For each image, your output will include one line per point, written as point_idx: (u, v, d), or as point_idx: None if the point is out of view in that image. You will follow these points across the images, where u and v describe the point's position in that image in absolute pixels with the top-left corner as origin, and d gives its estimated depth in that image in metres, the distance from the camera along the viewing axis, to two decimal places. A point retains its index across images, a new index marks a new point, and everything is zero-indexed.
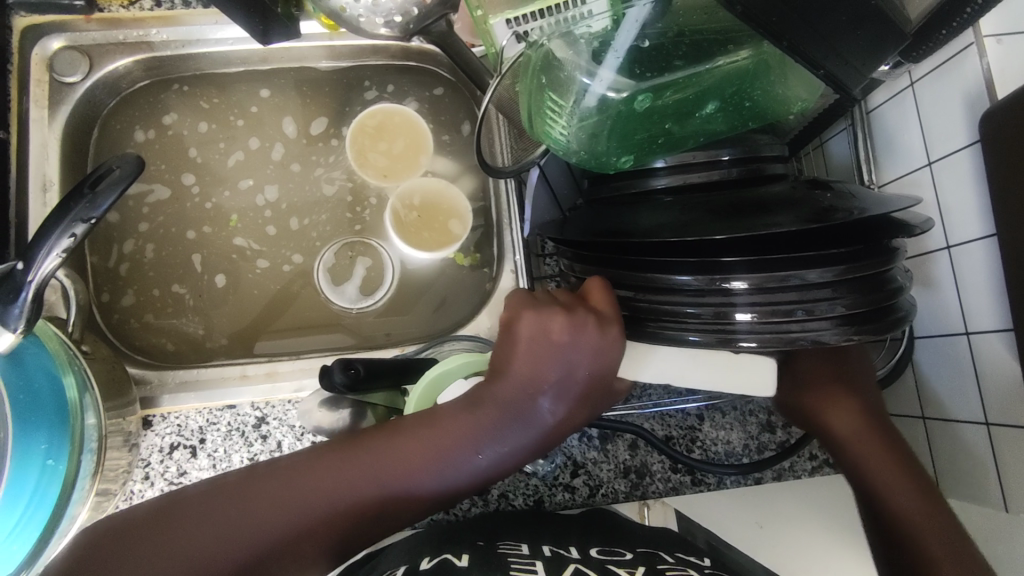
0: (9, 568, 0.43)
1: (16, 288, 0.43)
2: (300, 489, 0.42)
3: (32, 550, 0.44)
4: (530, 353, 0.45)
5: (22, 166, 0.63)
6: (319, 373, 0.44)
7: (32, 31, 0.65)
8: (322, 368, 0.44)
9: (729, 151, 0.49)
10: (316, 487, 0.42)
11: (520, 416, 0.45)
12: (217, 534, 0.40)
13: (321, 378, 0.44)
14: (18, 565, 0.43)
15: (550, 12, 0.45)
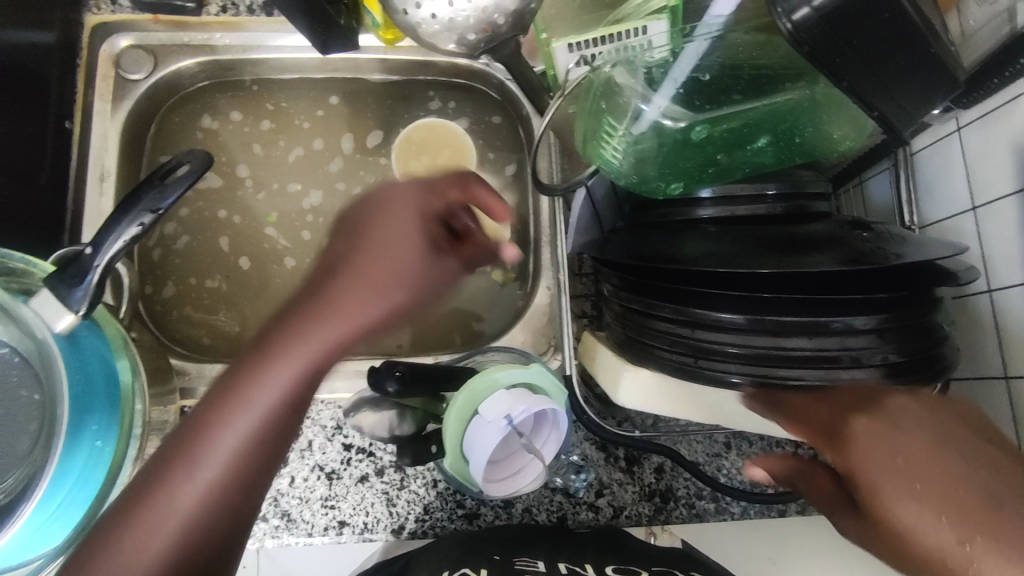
0: (51, 547, 0.44)
1: (83, 271, 0.45)
2: (218, 453, 0.37)
3: (76, 530, 0.44)
4: (380, 226, 0.42)
5: (82, 156, 0.65)
6: (369, 376, 0.47)
7: (102, 29, 0.68)
8: (373, 369, 0.47)
9: (773, 187, 0.50)
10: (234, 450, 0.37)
11: (372, 270, 0.40)
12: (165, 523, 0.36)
13: (370, 380, 0.47)
14: (60, 545, 0.44)
15: (613, 38, 0.48)
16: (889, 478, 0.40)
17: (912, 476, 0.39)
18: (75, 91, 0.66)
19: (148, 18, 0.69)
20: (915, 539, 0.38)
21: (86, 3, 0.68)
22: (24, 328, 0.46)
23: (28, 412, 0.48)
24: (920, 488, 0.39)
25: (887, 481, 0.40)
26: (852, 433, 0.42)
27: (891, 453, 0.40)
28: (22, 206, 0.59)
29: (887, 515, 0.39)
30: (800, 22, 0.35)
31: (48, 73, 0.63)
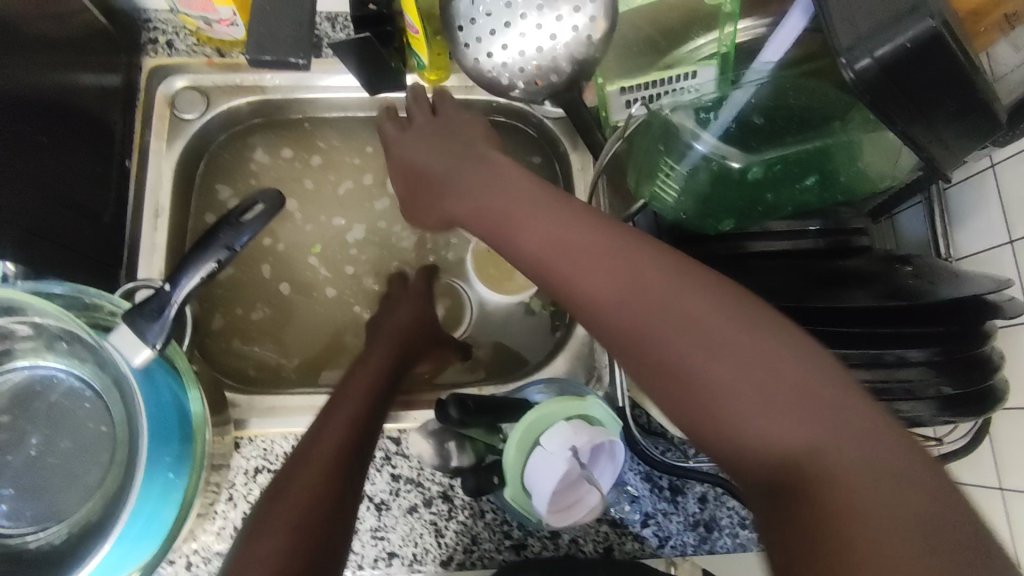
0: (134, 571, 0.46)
1: (161, 305, 0.47)
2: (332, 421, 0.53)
3: (155, 553, 0.47)
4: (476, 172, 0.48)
5: (139, 193, 0.68)
6: (435, 407, 0.48)
7: (159, 71, 0.71)
8: (438, 401, 0.49)
9: (816, 223, 0.50)
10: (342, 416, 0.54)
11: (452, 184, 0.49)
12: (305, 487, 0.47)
13: (437, 411, 0.48)
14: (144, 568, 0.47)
15: (661, 83, 0.51)
16: (731, 367, 0.34)
17: (728, 358, 0.34)
18: (134, 132, 0.69)
19: (202, 62, 0.71)
20: (767, 445, 0.32)
21: (145, 47, 0.71)
22: (99, 361, 0.49)
23: (96, 443, 0.50)
24: (782, 418, 0.32)
25: (753, 410, 0.33)
26: (859, 437, 0.31)
27: (753, 352, 0.34)
28: (90, 244, 0.61)
29: (750, 447, 0.32)
30: (861, 72, 0.36)
31: (111, 114, 0.65)
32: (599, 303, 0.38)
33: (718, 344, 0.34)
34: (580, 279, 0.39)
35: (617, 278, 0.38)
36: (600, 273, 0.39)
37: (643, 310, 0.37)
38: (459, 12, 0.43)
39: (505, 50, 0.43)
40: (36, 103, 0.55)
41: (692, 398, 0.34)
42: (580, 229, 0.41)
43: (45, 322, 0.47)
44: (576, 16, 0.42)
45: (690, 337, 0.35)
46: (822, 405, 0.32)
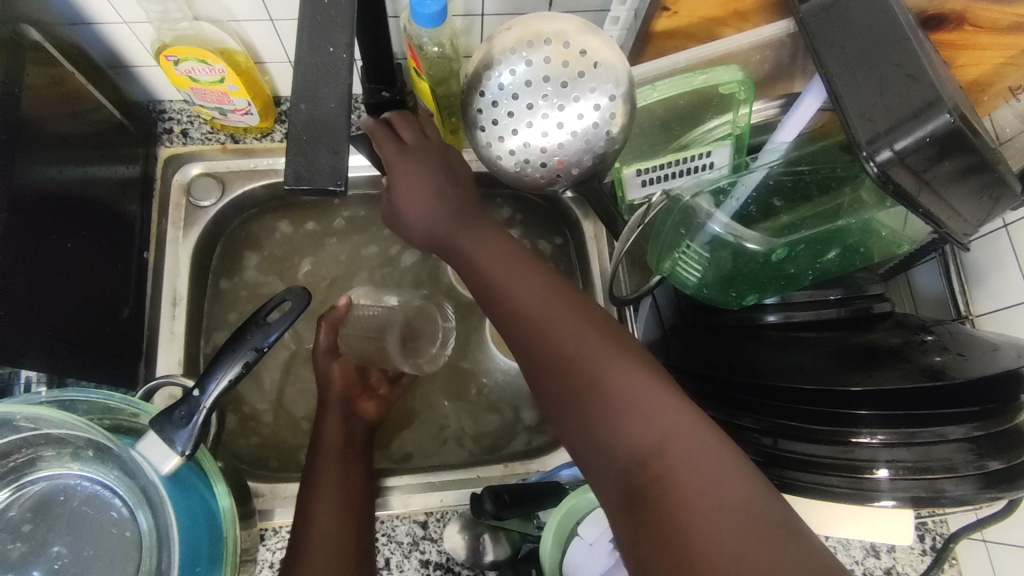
0: None
1: (191, 412, 0.46)
2: (324, 477, 0.53)
3: None
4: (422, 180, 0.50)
5: (157, 283, 0.68)
6: (472, 500, 0.48)
7: (174, 160, 0.72)
8: (474, 495, 0.48)
9: (836, 292, 0.54)
10: (328, 474, 0.54)
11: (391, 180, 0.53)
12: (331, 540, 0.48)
13: (473, 504, 0.48)
14: None
15: (678, 163, 0.52)
16: (704, 496, 0.34)
17: (708, 489, 0.34)
18: (150, 221, 0.69)
19: (216, 149, 0.73)
20: (674, 488, 0.35)
21: (160, 137, 0.72)
22: (125, 467, 0.48)
23: (121, 552, 0.49)
24: (722, 540, 0.33)
25: (705, 526, 0.33)
26: (756, 490, 0.34)
27: (729, 485, 0.35)
28: (112, 340, 0.61)
29: (668, 488, 0.35)
30: (884, 162, 0.37)
31: (129, 206, 0.66)
32: (620, 418, 0.39)
33: (707, 473, 0.35)
34: (610, 382, 0.40)
35: (645, 399, 0.39)
36: (631, 391, 0.39)
37: (655, 430, 0.38)
38: (482, 114, 0.44)
39: (526, 148, 0.44)
40: (65, 203, 0.56)
41: (664, 511, 0.35)
42: (620, 353, 0.41)
43: (69, 433, 0.46)
44: (596, 113, 0.42)
45: (694, 460, 0.36)
46: (761, 537, 0.33)
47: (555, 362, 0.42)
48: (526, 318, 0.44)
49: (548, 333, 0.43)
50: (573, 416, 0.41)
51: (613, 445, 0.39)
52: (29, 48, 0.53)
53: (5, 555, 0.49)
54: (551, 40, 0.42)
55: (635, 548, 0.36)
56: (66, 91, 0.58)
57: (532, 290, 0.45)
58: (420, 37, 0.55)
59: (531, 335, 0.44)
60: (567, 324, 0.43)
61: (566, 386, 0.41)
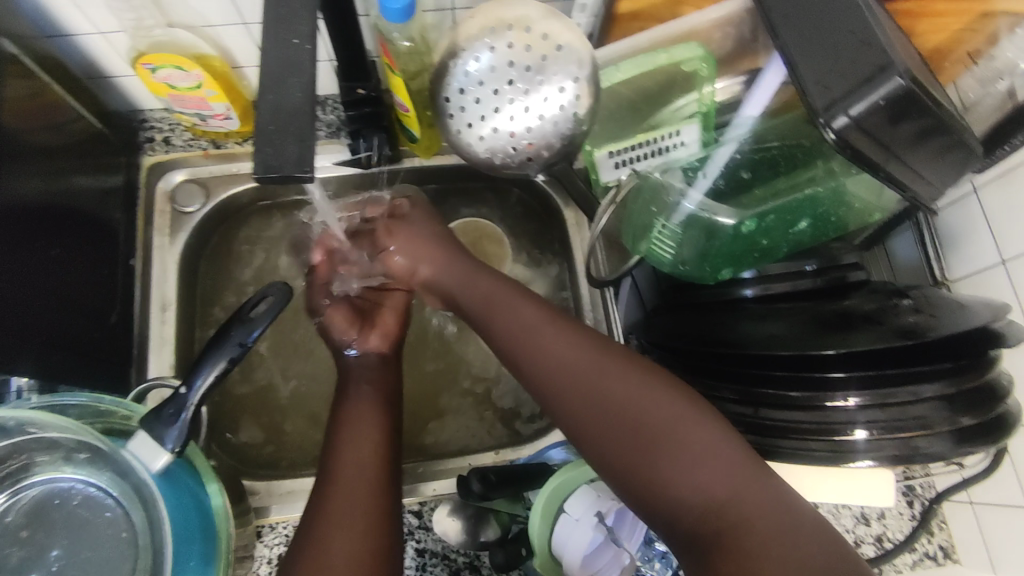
0: None
1: (179, 408, 0.47)
2: (349, 432, 0.53)
3: None
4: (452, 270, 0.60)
5: (145, 290, 0.69)
6: (458, 483, 0.49)
7: (158, 168, 0.73)
8: (459, 478, 0.50)
9: (811, 263, 0.55)
10: (354, 428, 0.54)
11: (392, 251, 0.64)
12: (352, 499, 0.48)
13: (459, 486, 0.49)
14: None
15: (647, 143, 0.52)
16: (767, 542, 0.40)
17: (776, 538, 0.40)
18: (135, 229, 0.70)
19: (198, 155, 0.73)
20: (728, 524, 0.42)
21: (143, 146, 0.73)
22: (117, 467, 0.49)
23: (118, 551, 0.50)
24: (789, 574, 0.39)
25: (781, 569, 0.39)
26: (795, 517, 0.41)
27: (799, 537, 0.40)
28: (102, 346, 0.61)
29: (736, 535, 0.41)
30: (840, 129, 0.38)
31: (114, 214, 0.67)
32: (688, 471, 0.43)
33: (775, 525, 0.41)
34: (677, 440, 0.44)
35: (707, 457, 0.43)
36: (691, 448, 0.44)
37: (724, 486, 0.42)
38: (450, 103, 0.45)
39: (494, 134, 0.44)
40: (48, 212, 0.56)
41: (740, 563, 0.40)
42: (683, 406, 0.45)
43: (60, 436, 0.47)
44: (561, 96, 0.43)
45: (762, 512, 0.41)
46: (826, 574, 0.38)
47: (620, 420, 0.46)
48: (576, 380, 0.49)
49: (611, 396, 0.47)
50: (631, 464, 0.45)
51: (683, 499, 0.43)
52: (7, 62, 0.54)
53: (2, 562, 0.49)
54: (513, 26, 0.43)
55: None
56: (45, 103, 0.59)
57: (589, 354, 0.49)
58: (389, 32, 0.56)
59: (581, 392, 0.48)
60: (619, 386, 0.47)
61: (632, 443, 0.46)
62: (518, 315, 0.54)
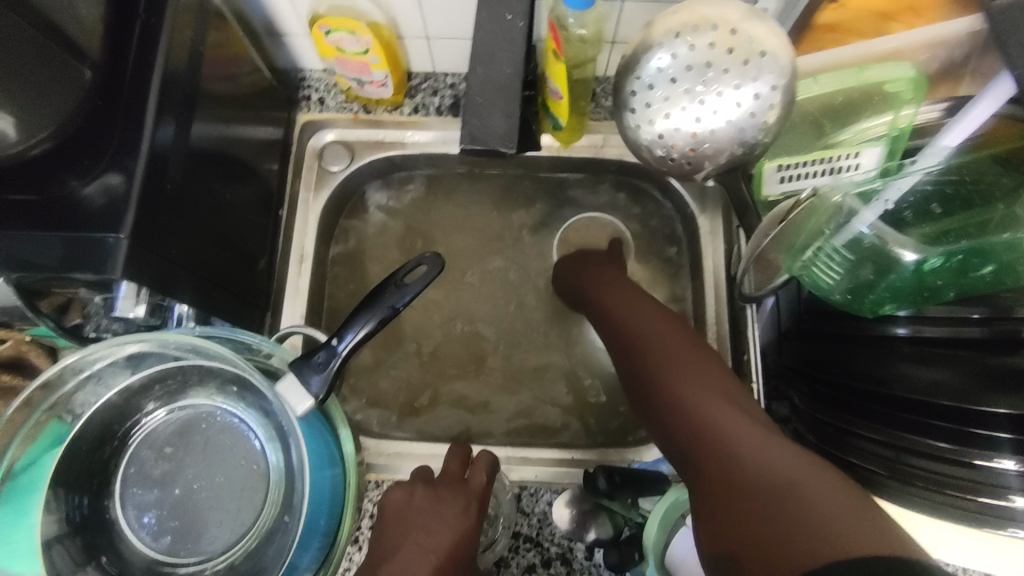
0: None
1: (329, 357, 0.50)
2: None
3: None
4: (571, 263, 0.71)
5: (287, 238, 0.73)
6: (585, 479, 0.51)
7: (311, 125, 0.76)
8: (587, 474, 0.51)
9: (978, 311, 0.46)
10: None
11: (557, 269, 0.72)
12: None
13: (586, 483, 0.51)
14: None
15: (824, 161, 0.50)
16: (750, 460, 0.43)
17: (761, 457, 0.43)
18: (285, 181, 0.74)
19: (348, 118, 0.76)
20: (715, 447, 0.46)
21: (301, 103, 0.77)
22: (263, 404, 0.53)
23: (249, 481, 0.54)
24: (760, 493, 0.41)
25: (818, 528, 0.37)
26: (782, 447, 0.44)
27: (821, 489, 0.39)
28: (249, 286, 0.65)
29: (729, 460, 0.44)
30: None
31: (270, 166, 0.70)
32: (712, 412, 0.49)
33: (754, 448, 0.44)
34: (681, 376, 0.53)
35: (701, 388, 0.51)
36: (693, 384, 0.52)
37: (702, 410, 0.49)
38: (636, 96, 0.44)
39: (676, 133, 0.44)
40: (221, 157, 0.60)
41: (721, 477, 0.44)
42: (692, 358, 0.54)
43: (219, 366, 0.51)
44: (754, 102, 0.42)
45: (741, 436, 0.45)
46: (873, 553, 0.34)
47: (633, 360, 0.58)
48: (614, 328, 0.62)
49: (636, 342, 0.59)
50: (646, 396, 0.55)
51: (674, 422, 0.50)
52: (211, 14, 0.58)
53: (148, 471, 0.54)
54: (718, 25, 0.42)
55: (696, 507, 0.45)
56: (229, 54, 0.62)
57: (639, 307, 0.62)
58: (565, 18, 0.56)
59: (622, 339, 0.60)
60: (646, 334, 0.59)
61: (643, 379, 0.56)
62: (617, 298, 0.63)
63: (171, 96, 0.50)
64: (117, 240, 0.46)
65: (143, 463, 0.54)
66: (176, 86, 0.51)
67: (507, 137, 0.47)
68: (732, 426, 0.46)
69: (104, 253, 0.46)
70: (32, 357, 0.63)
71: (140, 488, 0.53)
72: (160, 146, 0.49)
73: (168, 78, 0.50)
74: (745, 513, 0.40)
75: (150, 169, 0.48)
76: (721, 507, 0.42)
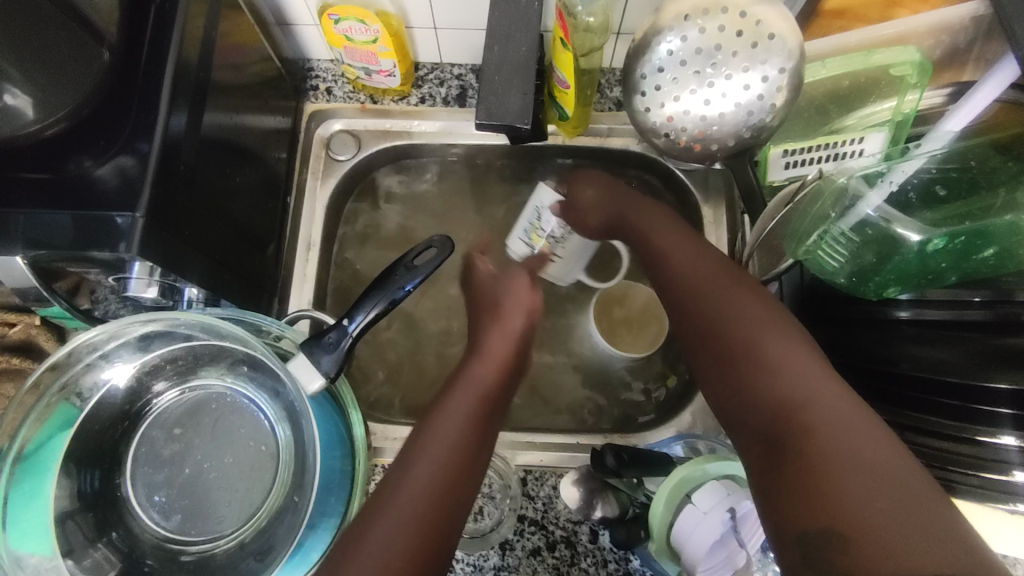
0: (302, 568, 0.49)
1: (340, 336, 0.51)
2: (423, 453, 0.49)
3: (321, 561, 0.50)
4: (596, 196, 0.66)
5: (294, 226, 0.73)
6: (592, 457, 0.52)
7: (319, 115, 0.77)
8: (594, 453, 0.52)
9: (981, 295, 0.44)
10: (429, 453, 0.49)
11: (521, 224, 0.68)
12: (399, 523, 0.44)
13: (594, 461, 0.52)
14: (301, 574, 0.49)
15: (827, 147, 0.52)
16: (840, 439, 0.39)
17: (848, 435, 0.39)
18: (293, 169, 0.75)
19: (355, 108, 0.77)
20: (796, 416, 0.42)
21: (308, 93, 0.77)
22: (274, 385, 0.53)
23: (258, 461, 0.54)
24: (854, 478, 0.37)
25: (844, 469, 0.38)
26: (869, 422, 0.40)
27: (853, 432, 0.39)
28: (257, 271, 0.66)
29: (818, 435, 0.40)
30: None
31: (278, 154, 0.71)
32: (771, 376, 0.45)
33: (845, 430, 0.39)
34: (771, 347, 0.46)
35: (796, 363, 0.45)
36: (788, 356, 0.45)
37: (801, 387, 0.43)
38: (646, 80, 0.45)
39: (685, 115, 0.44)
40: (232, 142, 0.60)
41: (805, 455, 0.39)
42: (783, 329, 0.48)
43: (231, 346, 0.51)
44: (762, 85, 0.42)
45: (832, 414, 0.40)
46: (884, 492, 0.36)
47: (707, 336, 0.51)
48: (684, 298, 0.55)
49: (712, 312, 0.52)
50: (726, 372, 0.48)
51: (758, 393, 0.45)
52: (223, 2, 0.58)
53: (158, 451, 0.54)
54: (727, 9, 0.42)
55: (769, 486, 0.41)
56: (240, 41, 0.62)
57: (703, 266, 0.56)
58: (574, 6, 0.57)
59: (696, 313, 0.53)
60: (725, 306, 0.52)
61: (720, 356, 0.49)
62: (674, 252, 0.59)
63: (184, 79, 0.51)
64: (131, 219, 0.47)
65: (152, 444, 0.54)
66: (190, 73, 0.52)
67: (523, 115, 0.51)
68: (817, 399, 0.42)
69: (117, 234, 0.47)
70: (40, 341, 0.63)
71: (150, 467, 0.54)
72: (174, 128, 0.50)
73: (182, 63, 0.50)
74: (840, 495, 0.36)
75: (164, 150, 0.49)
76: (807, 477, 0.39)
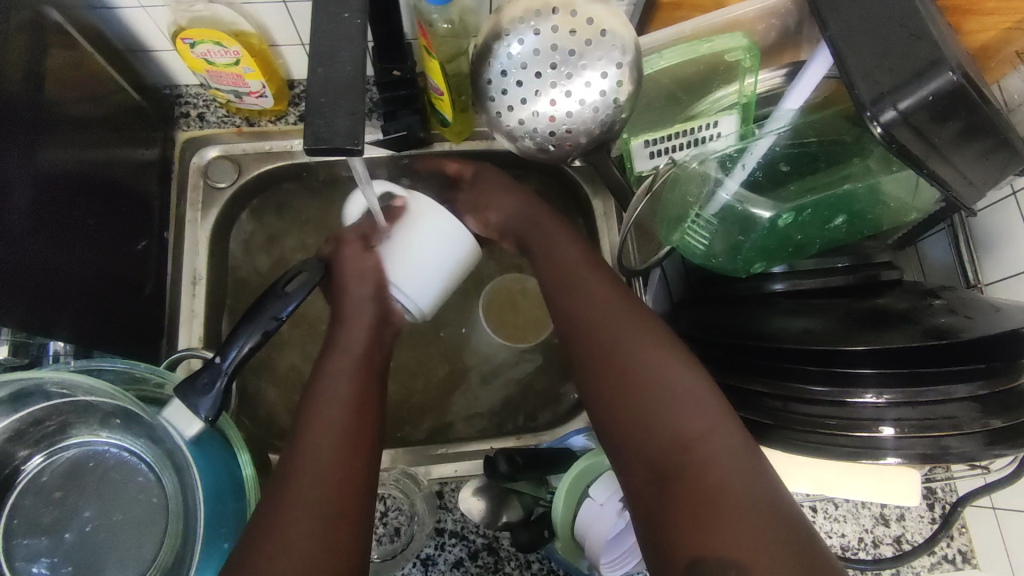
0: None
1: (214, 376, 0.49)
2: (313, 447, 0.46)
3: None
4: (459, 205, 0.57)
5: (177, 263, 0.70)
6: (486, 465, 0.52)
7: (192, 143, 0.74)
8: (489, 460, 0.53)
9: (843, 260, 0.53)
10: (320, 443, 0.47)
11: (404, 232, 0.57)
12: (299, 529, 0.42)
13: (488, 468, 0.52)
14: None
15: (685, 133, 0.53)
16: (731, 480, 0.41)
17: (738, 475, 0.41)
18: (169, 202, 0.71)
19: (231, 132, 0.74)
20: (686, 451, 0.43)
21: (178, 121, 0.73)
22: (153, 433, 0.50)
23: (150, 514, 0.52)
24: (745, 522, 0.39)
25: (729, 501, 0.40)
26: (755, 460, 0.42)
27: (741, 464, 0.41)
28: (135, 316, 0.62)
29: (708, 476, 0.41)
30: (888, 123, 0.37)
31: (148, 188, 0.67)
32: (666, 405, 0.45)
33: (735, 466, 0.41)
34: (668, 376, 0.46)
35: (691, 393, 0.45)
36: (679, 383, 0.45)
37: (696, 420, 0.44)
38: (492, 84, 0.45)
39: (535, 118, 0.44)
40: (87, 183, 0.57)
41: (697, 497, 0.41)
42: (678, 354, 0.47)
43: (97, 401, 0.48)
44: (603, 82, 0.43)
45: (727, 451, 0.42)
46: (768, 523, 0.39)
47: (599, 354, 0.49)
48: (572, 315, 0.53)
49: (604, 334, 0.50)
50: (619, 399, 0.47)
51: (659, 429, 0.45)
52: (54, 35, 0.55)
53: (37, 519, 0.51)
54: (558, 9, 0.43)
55: (658, 521, 0.42)
56: (85, 75, 0.59)
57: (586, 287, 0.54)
58: (429, 15, 0.57)
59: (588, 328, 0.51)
60: (616, 328, 0.50)
61: (617, 379, 0.48)
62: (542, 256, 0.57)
63: None
64: None
65: (31, 513, 0.51)
66: (17, 113, 0.48)
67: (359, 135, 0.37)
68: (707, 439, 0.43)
69: None
70: None
71: (29, 537, 0.50)
72: None
73: None
74: (727, 539, 0.38)
75: None
76: (692, 524, 0.40)
